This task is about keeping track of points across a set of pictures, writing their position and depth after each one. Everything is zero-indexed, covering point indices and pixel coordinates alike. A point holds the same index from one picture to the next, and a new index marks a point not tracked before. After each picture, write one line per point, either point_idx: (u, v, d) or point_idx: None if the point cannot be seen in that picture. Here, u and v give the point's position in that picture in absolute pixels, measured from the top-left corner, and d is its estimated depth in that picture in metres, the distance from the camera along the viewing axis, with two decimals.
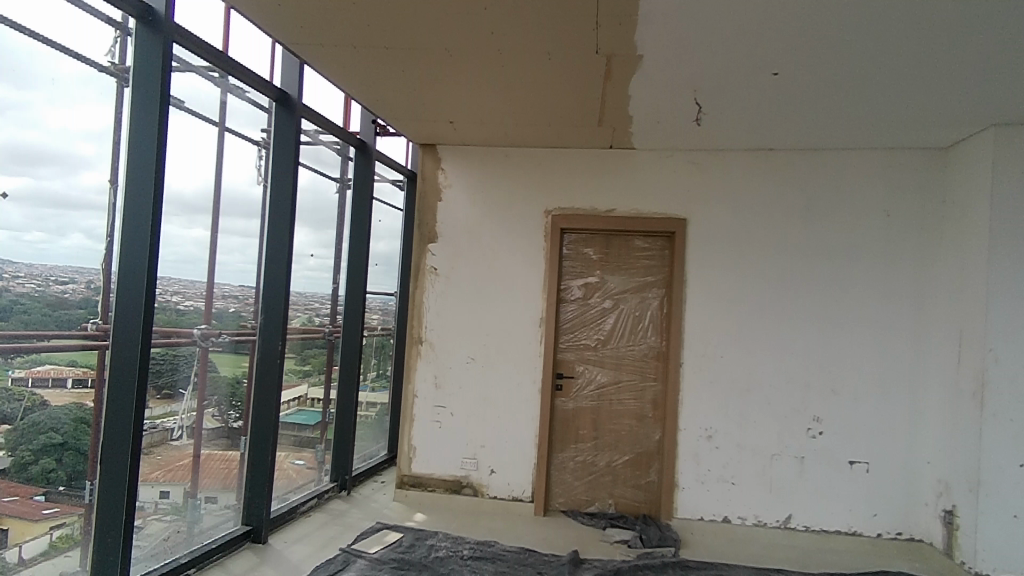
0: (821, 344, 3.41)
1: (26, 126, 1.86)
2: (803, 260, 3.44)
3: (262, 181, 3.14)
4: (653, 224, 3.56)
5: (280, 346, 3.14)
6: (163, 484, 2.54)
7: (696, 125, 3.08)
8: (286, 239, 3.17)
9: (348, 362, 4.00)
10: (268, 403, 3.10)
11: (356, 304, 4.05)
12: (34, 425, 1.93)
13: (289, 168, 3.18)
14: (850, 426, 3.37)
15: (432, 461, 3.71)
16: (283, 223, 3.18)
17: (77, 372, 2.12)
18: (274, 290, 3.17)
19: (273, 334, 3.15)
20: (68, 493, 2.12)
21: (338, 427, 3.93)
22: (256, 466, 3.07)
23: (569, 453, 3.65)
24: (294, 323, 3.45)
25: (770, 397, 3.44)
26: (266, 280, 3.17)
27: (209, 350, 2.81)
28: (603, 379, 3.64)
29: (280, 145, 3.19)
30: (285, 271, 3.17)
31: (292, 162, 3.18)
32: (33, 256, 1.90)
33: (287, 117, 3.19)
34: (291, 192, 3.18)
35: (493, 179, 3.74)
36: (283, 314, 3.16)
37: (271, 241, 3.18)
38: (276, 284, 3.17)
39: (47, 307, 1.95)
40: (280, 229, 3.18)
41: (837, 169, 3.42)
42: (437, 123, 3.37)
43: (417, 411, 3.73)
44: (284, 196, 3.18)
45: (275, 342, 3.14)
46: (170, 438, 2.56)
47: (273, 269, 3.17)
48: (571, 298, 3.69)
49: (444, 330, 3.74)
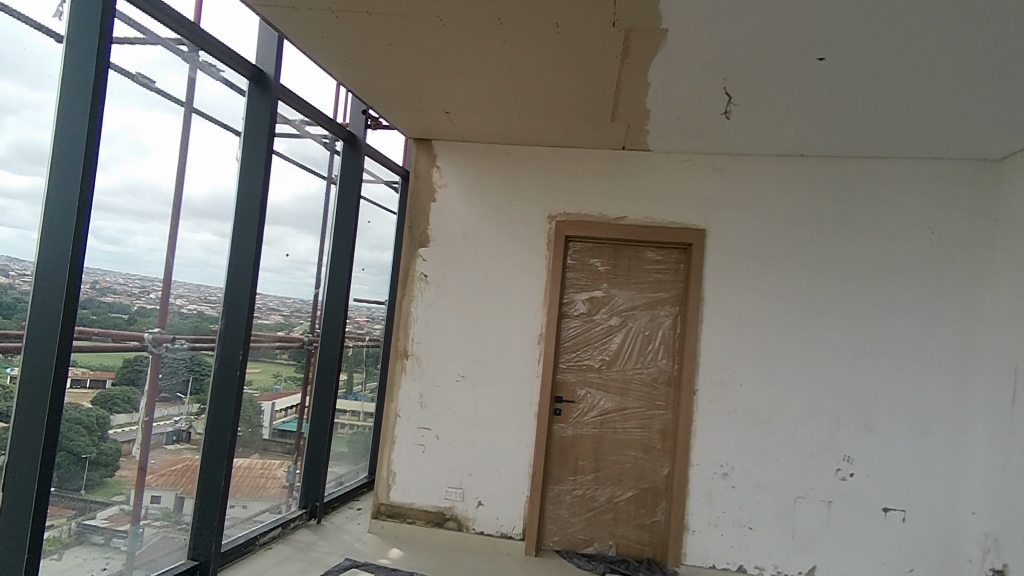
0: (853, 375, 3.04)
1: (38, 126, 1.85)
2: (835, 281, 3.08)
3: (236, 173, 2.80)
4: (668, 235, 3.21)
5: (242, 355, 2.74)
6: (155, 488, 2.47)
7: (725, 118, 2.70)
8: (254, 233, 2.79)
9: (324, 375, 3.61)
10: (225, 420, 2.71)
11: (337, 311, 3.65)
12: None
13: (263, 154, 2.79)
14: (884, 468, 2.98)
15: (413, 490, 3.33)
16: (252, 217, 2.79)
17: (95, 372, 2.10)
18: (238, 290, 2.78)
19: (235, 340, 2.75)
20: (63, 494, 2.03)
21: (310, 446, 3.54)
22: (206, 491, 2.69)
23: (566, 486, 3.27)
24: (268, 331, 3.08)
25: (794, 432, 3.06)
26: (231, 279, 2.78)
27: (162, 357, 2.42)
28: (607, 405, 3.27)
29: (254, 129, 2.81)
30: (252, 270, 2.79)
31: (266, 147, 2.80)
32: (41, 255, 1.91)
33: (262, 97, 2.81)
34: (263, 181, 2.80)
35: (493, 180, 3.40)
36: (246, 318, 2.76)
37: (238, 236, 2.79)
38: (242, 283, 2.78)
39: None
40: (247, 222, 2.80)
41: (876, 179, 3.08)
42: (432, 113, 3.03)
43: (399, 433, 3.36)
44: (254, 185, 2.80)
45: (236, 350, 2.74)
46: (165, 442, 2.49)
47: (236, 266, 2.79)
48: (574, 313, 3.33)
49: (432, 344, 3.38)
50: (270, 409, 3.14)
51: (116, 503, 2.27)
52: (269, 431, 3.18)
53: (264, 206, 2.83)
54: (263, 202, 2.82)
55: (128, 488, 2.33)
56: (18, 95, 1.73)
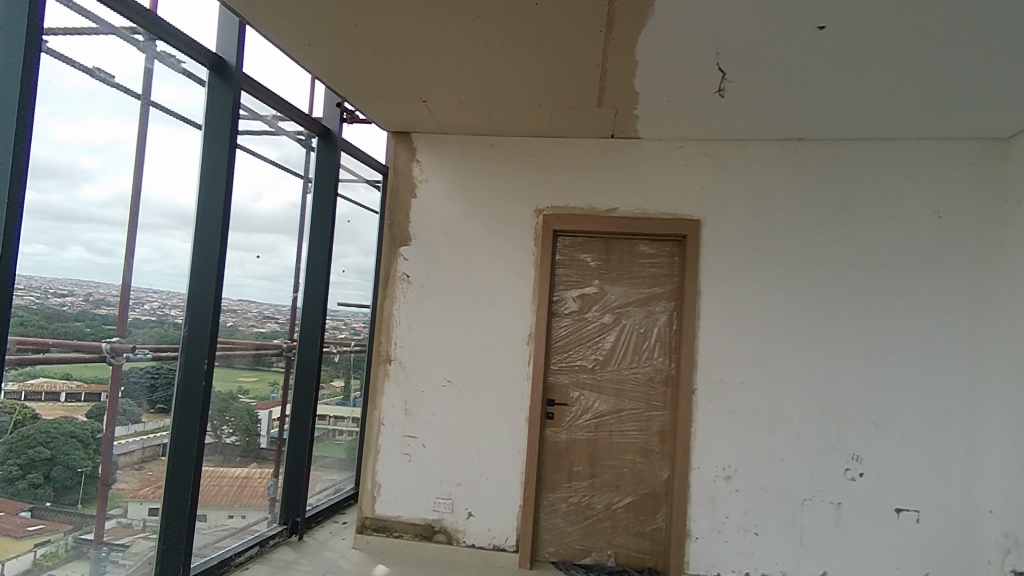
0: (860, 369, 2.88)
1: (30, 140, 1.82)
2: (838, 271, 2.93)
3: (199, 170, 2.61)
4: (660, 226, 3.05)
5: (207, 366, 2.55)
6: (152, 501, 2.46)
7: (718, 97, 2.52)
8: (217, 234, 2.60)
9: (302, 385, 3.42)
10: (190, 436, 2.52)
11: (316, 315, 3.48)
12: (23, 440, 1.86)
13: (227, 149, 2.61)
14: (895, 467, 2.83)
15: (399, 502, 3.15)
16: (215, 216, 2.62)
17: (72, 385, 2.02)
18: (202, 295, 2.59)
19: (198, 349, 2.56)
20: (58, 509, 2.02)
21: (289, 459, 3.35)
22: (172, 513, 2.50)
23: (561, 493, 3.10)
24: (245, 338, 2.97)
25: (799, 431, 2.90)
26: (195, 284, 2.60)
27: (122, 367, 2.23)
28: (602, 407, 3.10)
29: (216, 122, 2.62)
30: (217, 273, 2.60)
31: (229, 143, 2.61)
32: (32, 269, 1.86)
33: (224, 88, 2.63)
34: (227, 178, 2.63)
35: (476, 174, 3.23)
36: (211, 324, 2.58)
37: (201, 238, 2.61)
38: (207, 286, 2.60)
39: (44, 320, 1.91)
40: (210, 222, 2.61)
41: (878, 162, 2.92)
42: (409, 103, 2.85)
43: (383, 442, 3.19)
44: (218, 184, 2.62)
45: (200, 359, 2.55)
46: (161, 453, 2.49)
47: (199, 269, 2.60)
48: (565, 311, 3.17)
49: (416, 347, 3.21)
50: (267, 417, 3.17)
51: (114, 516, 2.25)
52: (267, 441, 3.20)
53: (229, 203, 2.65)
54: (228, 200, 2.64)
55: (126, 501, 2.31)
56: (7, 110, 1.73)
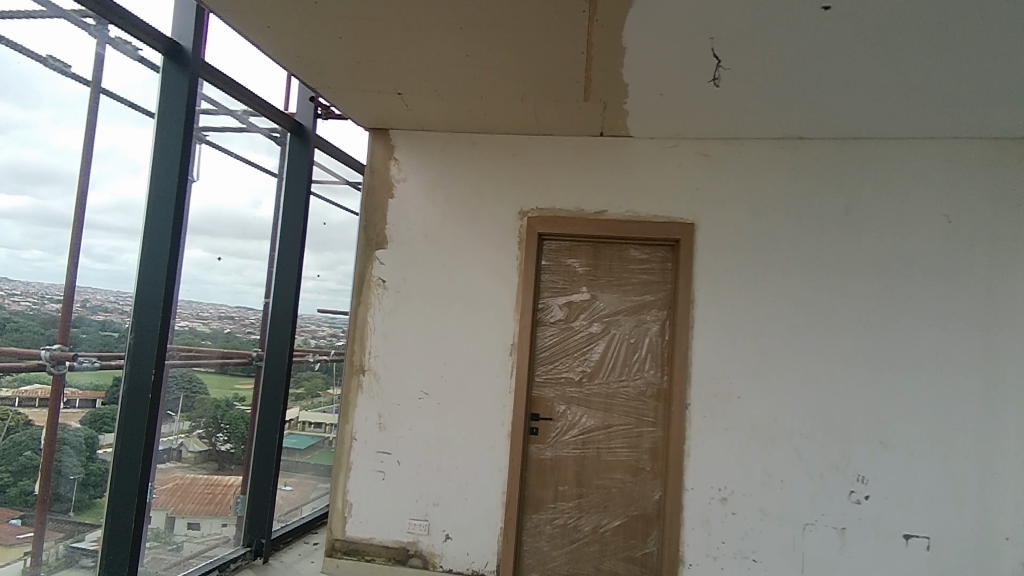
0: (864, 383, 2.69)
1: (28, 145, 1.88)
2: (842, 278, 2.74)
3: (149, 163, 2.40)
4: (652, 230, 2.87)
5: (154, 376, 2.34)
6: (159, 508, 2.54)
7: (714, 86, 2.32)
8: (169, 233, 2.38)
9: (269, 396, 3.23)
10: (135, 452, 2.31)
11: (284, 322, 3.28)
12: (16, 445, 1.91)
13: (182, 140, 2.40)
14: (904, 488, 2.64)
15: (372, 523, 2.94)
16: (167, 214, 2.39)
17: (68, 392, 2.08)
18: (150, 299, 2.37)
19: (145, 358, 2.34)
20: (51, 518, 2.07)
21: (254, 475, 3.17)
22: (114, 538, 2.29)
23: (546, 515, 2.90)
24: (211, 346, 2.83)
25: (800, 449, 2.70)
26: (142, 288, 2.38)
27: (66, 376, 2.05)
28: (589, 423, 2.91)
29: (170, 111, 2.40)
30: (167, 275, 2.38)
31: (184, 134, 2.40)
32: (31, 274, 1.93)
33: (179, 75, 2.42)
34: (182, 171, 2.41)
35: (457, 173, 3.05)
36: (159, 331, 2.36)
37: (150, 238, 2.39)
38: (155, 290, 2.37)
39: (40, 325, 1.97)
40: (161, 219, 2.39)
41: (884, 163, 2.75)
42: (383, 96, 2.66)
43: (356, 458, 2.98)
44: (171, 177, 2.39)
45: (147, 369, 2.34)
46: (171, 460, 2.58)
47: (149, 272, 2.38)
48: (550, 319, 2.98)
49: (391, 357, 3.01)
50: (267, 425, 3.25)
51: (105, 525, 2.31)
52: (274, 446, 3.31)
53: (183, 199, 2.44)
54: (181, 194, 2.42)
55: None
56: (7, 115, 1.81)
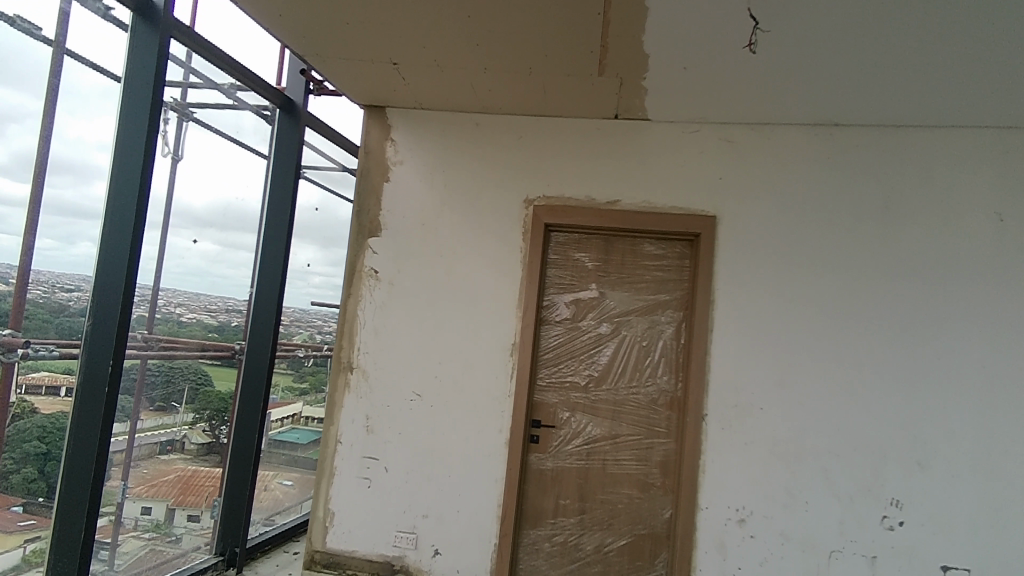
0: (901, 398, 2.43)
1: (44, 134, 1.85)
2: (877, 280, 2.48)
3: (113, 127, 2.13)
4: (669, 223, 2.62)
5: (112, 368, 2.09)
6: (146, 500, 2.46)
7: (750, 53, 2.04)
8: (133, 208, 2.13)
9: (250, 392, 3.01)
10: (87, 450, 2.06)
11: (267, 312, 3.05)
12: (18, 433, 1.86)
13: (149, 106, 2.14)
14: (943, 514, 2.37)
15: (356, 534, 2.70)
16: (132, 185, 2.14)
17: (71, 380, 2.07)
18: (112, 283, 2.12)
19: (103, 349, 2.09)
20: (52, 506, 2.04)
21: (231, 476, 2.95)
22: (62, 545, 2.04)
23: (545, 531, 2.65)
24: (190, 337, 2.64)
25: (827, 468, 2.45)
26: (104, 271, 2.13)
27: (17, 364, 1.80)
28: (595, 431, 2.66)
29: (138, 73, 2.14)
30: (131, 255, 2.12)
31: (152, 99, 2.14)
32: (43, 263, 1.89)
33: (148, 33, 2.15)
34: (149, 140, 2.15)
35: (457, 157, 2.81)
36: (119, 318, 2.11)
37: (113, 212, 2.13)
38: (118, 272, 2.12)
39: (48, 314, 1.93)
40: (125, 192, 2.14)
41: (928, 154, 2.49)
42: (377, 65, 2.41)
43: (340, 463, 2.74)
44: (136, 148, 2.14)
45: (104, 359, 2.09)
46: (158, 452, 2.50)
47: (111, 254, 2.13)
48: (555, 318, 2.73)
49: (382, 354, 2.78)
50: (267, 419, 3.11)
51: (108, 514, 2.28)
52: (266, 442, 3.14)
53: (150, 171, 2.17)
54: (148, 167, 2.16)
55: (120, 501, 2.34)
56: (22, 104, 1.77)
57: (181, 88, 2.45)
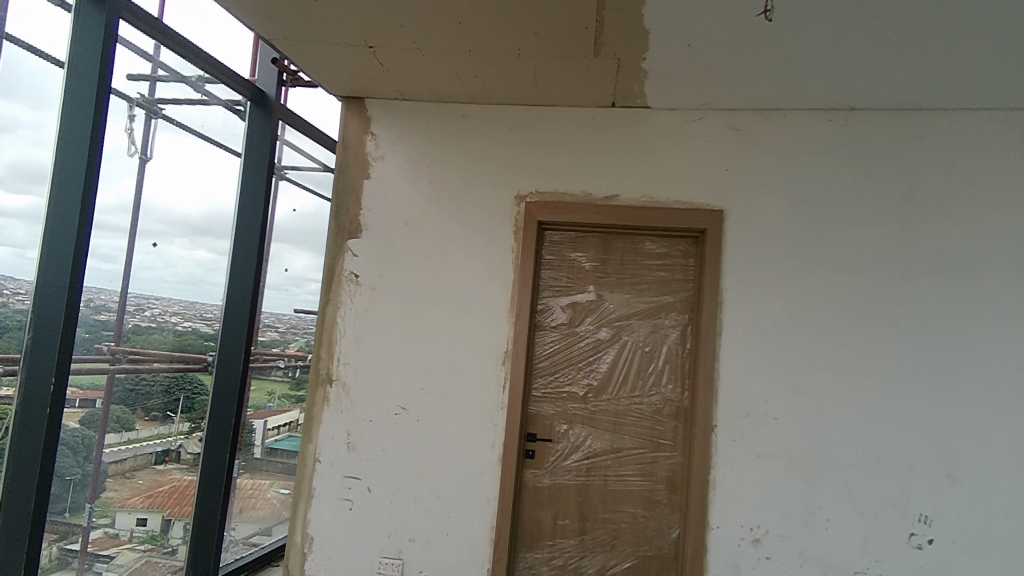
0: (927, 404, 2.24)
1: (37, 145, 1.83)
2: (899, 277, 2.29)
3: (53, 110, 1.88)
4: (673, 219, 2.42)
5: (55, 384, 1.84)
6: (141, 510, 2.45)
7: (766, 21, 1.81)
8: (77, 206, 1.88)
9: (220, 409, 2.75)
10: (26, 480, 1.81)
11: (239, 323, 2.79)
12: None
13: (94, 88, 1.90)
14: (976, 531, 2.17)
15: (337, 561, 2.48)
16: (77, 176, 1.90)
17: None
18: (53, 291, 1.87)
19: (43, 363, 1.84)
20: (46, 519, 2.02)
21: (200, 503, 2.70)
22: None
23: (542, 554, 2.44)
24: (152, 349, 2.44)
25: (849, 482, 2.25)
26: (45, 276, 1.87)
27: None
28: (595, 445, 2.45)
29: (85, 53, 1.91)
30: (75, 258, 1.89)
31: (98, 80, 1.90)
32: None
33: (94, 12, 1.92)
34: (95, 127, 1.91)
35: (443, 151, 2.61)
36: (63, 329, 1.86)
37: (55, 210, 1.89)
38: (60, 277, 1.87)
39: None
40: (69, 185, 1.89)
41: (951, 139, 2.30)
42: (351, 50, 2.20)
43: (319, 483, 2.53)
44: (81, 133, 1.90)
45: (46, 376, 1.84)
46: (153, 462, 2.48)
47: (53, 257, 1.88)
48: (551, 323, 2.53)
49: (364, 365, 2.57)
50: (262, 427, 3.16)
51: (101, 526, 2.26)
52: (261, 450, 3.18)
53: (97, 162, 1.93)
54: (95, 157, 1.92)
55: (114, 511, 2.33)
56: (15, 114, 1.74)
57: (148, 83, 2.28)
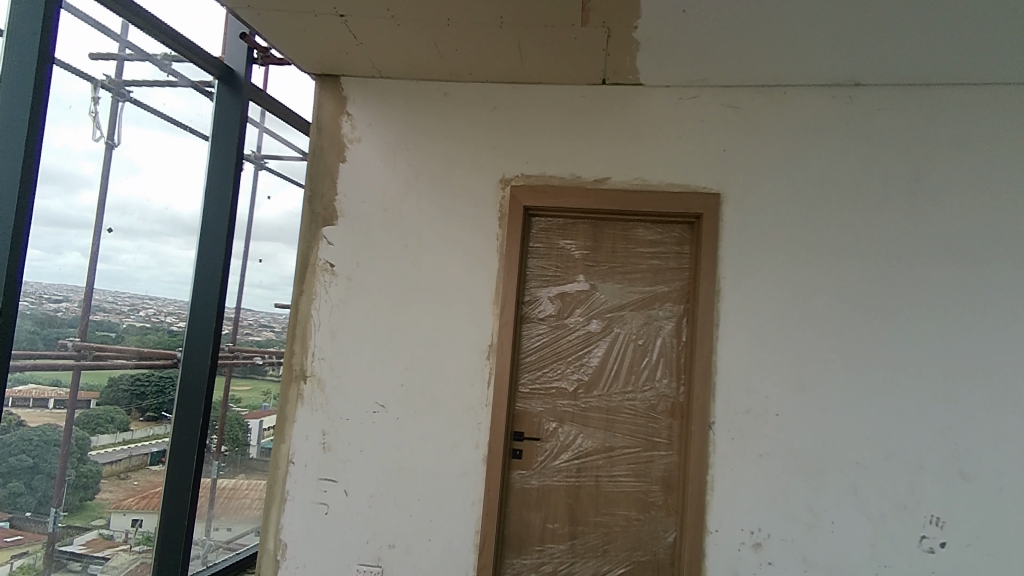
0: (939, 398, 2.10)
1: None
2: (907, 263, 2.15)
3: None
4: (667, 203, 2.28)
5: None
6: (136, 511, 2.48)
7: None
8: (13, 194, 1.71)
9: (188, 409, 2.49)
10: None
11: (208, 315, 2.55)
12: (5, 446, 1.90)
13: (35, 56, 1.73)
14: (992, 533, 2.04)
15: (311, 569, 2.33)
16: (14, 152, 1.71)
17: (59, 392, 2.11)
18: None
19: None
20: (37, 519, 2.06)
21: (165, 518, 2.45)
22: None
23: (530, 560, 2.29)
24: (125, 345, 2.38)
25: (855, 481, 2.11)
26: None
27: None
28: (586, 444, 2.31)
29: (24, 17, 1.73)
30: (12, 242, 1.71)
31: (40, 48, 1.74)
32: (35, 275, 1.91)
33: None
34: (37, 98, 1.74)
35: (423, 132, 2.46)
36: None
37: None
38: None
39: (35, 325, 1.97)
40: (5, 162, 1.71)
41: (962, 116, 2.17)
42: (321, 20, 2.04)
43: (292, 486, 2.37)
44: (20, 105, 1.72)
45: None
46: (148, 462, 2.51)
47: None
48: (538, 315, 2.39)
49: (339, 360, 2.42)
50: (257, 426, 3.33)
51: (95, 527, 2.30)
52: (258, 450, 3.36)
53: (38, 140, 1.76)
54: (35, 133, 1.74)
55: (108, 512, 2.37)
56: None
57: (115, 64, 2.17)
